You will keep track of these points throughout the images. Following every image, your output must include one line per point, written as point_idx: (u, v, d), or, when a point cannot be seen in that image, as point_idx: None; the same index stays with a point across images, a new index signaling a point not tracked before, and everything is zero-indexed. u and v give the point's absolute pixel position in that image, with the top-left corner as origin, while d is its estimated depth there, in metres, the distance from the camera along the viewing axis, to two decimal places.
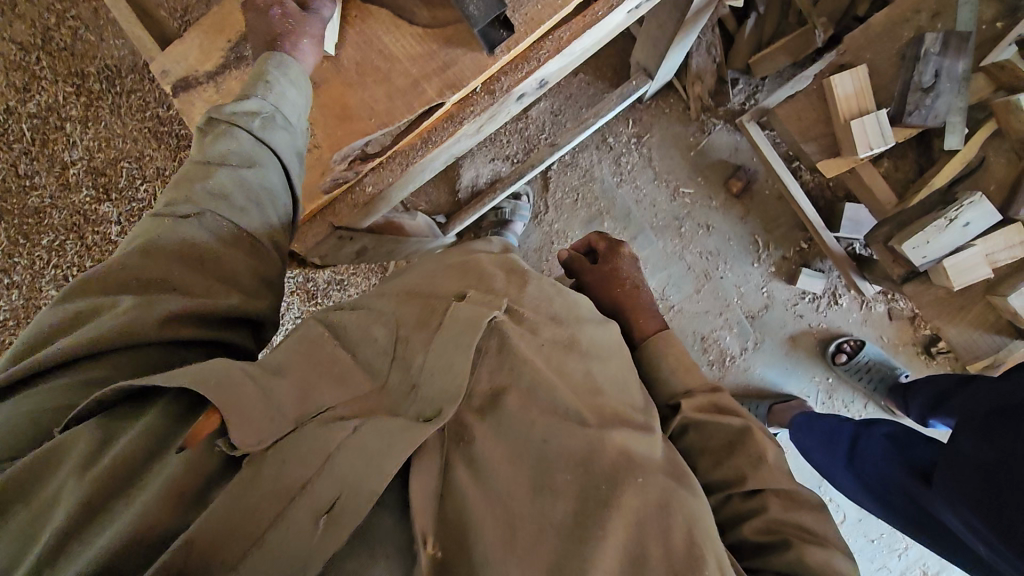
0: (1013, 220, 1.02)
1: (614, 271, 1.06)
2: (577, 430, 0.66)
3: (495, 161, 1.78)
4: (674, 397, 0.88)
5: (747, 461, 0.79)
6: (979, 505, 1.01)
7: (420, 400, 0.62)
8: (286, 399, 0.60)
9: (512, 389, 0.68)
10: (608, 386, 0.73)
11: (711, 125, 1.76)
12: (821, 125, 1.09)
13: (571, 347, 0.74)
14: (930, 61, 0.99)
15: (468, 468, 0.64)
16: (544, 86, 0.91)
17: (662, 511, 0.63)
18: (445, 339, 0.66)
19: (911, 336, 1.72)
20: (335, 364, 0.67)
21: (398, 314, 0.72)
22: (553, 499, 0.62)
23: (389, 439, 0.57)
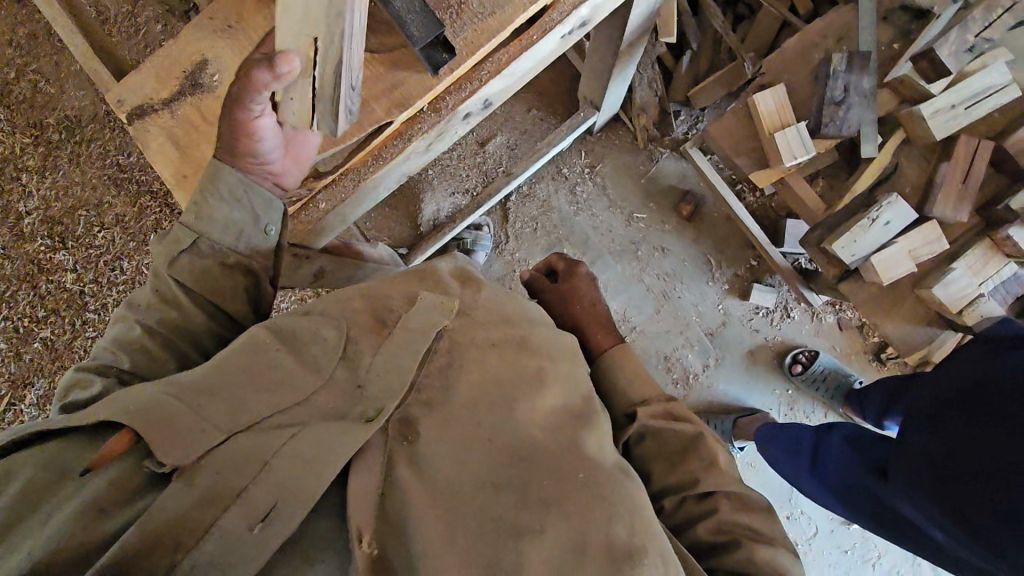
0: (928, 217, 1.12)
1: (576, 289, 1.05)
2: (519, 429, 0.67)
3: (455, 195, 1.85)
4: (631, 406, 0.88)
5: (701, 466, 0.80)
6: (937, 497, 1.03)
7: (365, 399, 0.64)
8: (218, 411, 0.60)
9: (460, 381, 0.68)
10: (552, 377, 0.74)
11: (659, 154, 1.87)
12: (750, 140, 1.18)
13: (523, 346, 0.75)
14: (838, 77, 1.10)
15: (410, 466, 0.62)
16: (488, 105, 0.97)
17: (592, 509, 0.64)
18: (393, 346, 0.68)
19: (861, 344, 1.79)
20: (274, 371, 0.65)
21: (351, 318, 0.71)
22: (495, 496, 0.62)
23: (331, 442, 0.60)
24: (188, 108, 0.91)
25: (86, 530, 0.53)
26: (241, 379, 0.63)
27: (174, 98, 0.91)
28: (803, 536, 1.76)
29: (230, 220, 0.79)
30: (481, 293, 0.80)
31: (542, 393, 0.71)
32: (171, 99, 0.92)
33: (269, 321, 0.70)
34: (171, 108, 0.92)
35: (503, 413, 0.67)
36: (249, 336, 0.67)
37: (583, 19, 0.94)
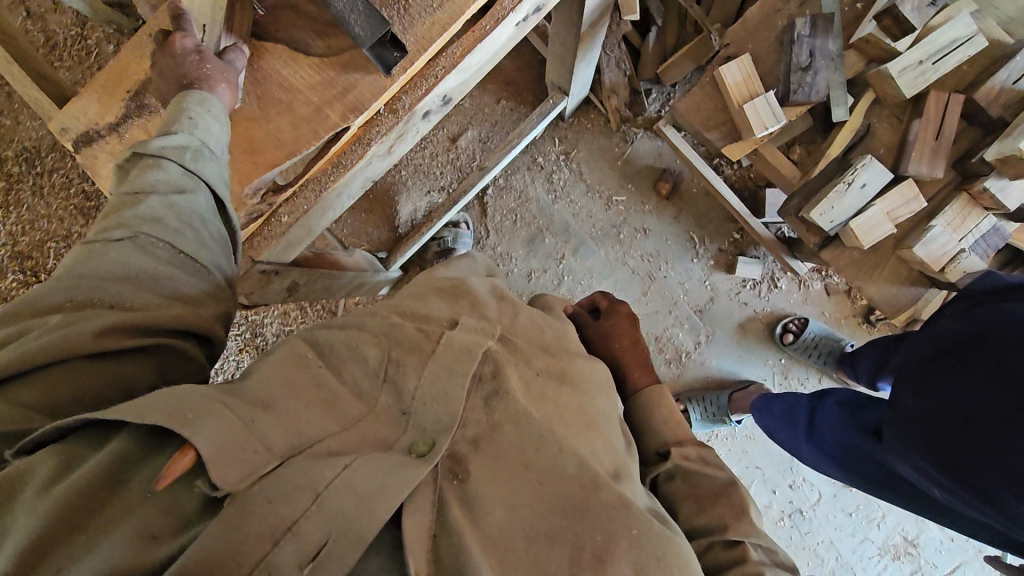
0: (904, 176, 1.10)
1: (617, 327, 0.97)
2: (575, 466, 0.60)
3: (430, 194, 1.82)
4: (664, 444, 0.83)
5: (730, 511, 0.74)
6: (926, 451, 1.04)
7: (414, 428, 0.59)
8: (272, 431, 0.53)
9: (505, 417, 0.61)
10: (601, 423, 0.68)
11: (633, 135, 1.85)
12: (720, 113, 1.16)
13: (564, 378, 0.69)
14: (803, 42, 1.07)
15: (463, 508, 0.56)
16: (447, 102, 0.95)
17: (654, 561, 0.56)
18: (437, 367, 0.62)
19: (850, 308, 1.79)
20: (319, 389, 0.59)
21: (393, 333, 0.65)
22: (551, 546, 0.55)
23: (392, 477, 0.52)
24: (135, 131, 0.88)
25: (141, 552, 0.47)
26: (276, 389, 0.57)
27: (120, 121, 0.88)
28: (806, 502, 1.77)
29: (170, 178, 0.72)
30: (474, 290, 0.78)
31: (587, 433, 0.65)
32: (117, 122, 0.88)
33: (305, 333, 0.65)
34: (118, 132, 0.88)
35: (548, 450, 0.60)
36: (289, 348, 0.62)
37: (537, 5, 0.92)
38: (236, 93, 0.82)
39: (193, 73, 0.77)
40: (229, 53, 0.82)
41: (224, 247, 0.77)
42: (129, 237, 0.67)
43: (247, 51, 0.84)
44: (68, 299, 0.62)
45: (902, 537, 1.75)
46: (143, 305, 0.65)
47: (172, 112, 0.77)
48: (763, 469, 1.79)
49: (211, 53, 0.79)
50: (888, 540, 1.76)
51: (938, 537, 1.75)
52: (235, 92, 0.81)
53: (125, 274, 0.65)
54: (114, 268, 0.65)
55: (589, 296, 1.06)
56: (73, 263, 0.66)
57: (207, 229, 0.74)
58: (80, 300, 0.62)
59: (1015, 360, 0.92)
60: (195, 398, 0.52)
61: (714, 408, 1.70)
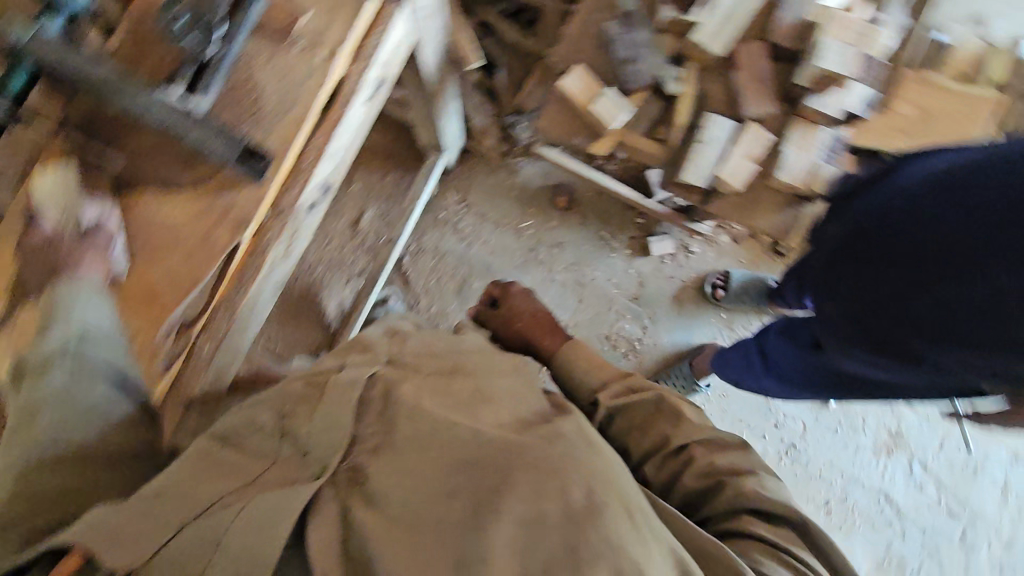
0: (746, 119, 1.25)
1: (514, 310, 1.15)
2: (468, 433, 0.67)
3: (350, 281, 1.84)
4: (592, 393, 0.94)
5: (668, 422, 0.87)
6: (860, 341, 1.12)
7: (312, 461, 0.68)
8: (176, 508, 0.65)
9: (398, 418, 0.70)
10: (499, 394, 0.75)
11: (517, 164, 1.96)
12: (576, 119, 1.27)
13: (454, 372, 0.79)
14: (620, 40, 1.22)
15: (366, 504, 0.64)
16: (328, 189, 0.99)
17: (551, 477, 0.63)
18: (328, 405, 0.71)
19: (761, 248, 1.92)
20: (222, 465, 0.70)
21: (284, 392, 0.75)
22: (450, 501, 0.62)
23: (283, 504, 0.62)
24: None
25: None
26: (188, 486, 0.67)
27: None
28: (796, 434, 1.84)
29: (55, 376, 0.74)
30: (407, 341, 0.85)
31: (483, 404, 0.73)
32: None
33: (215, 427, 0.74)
34: None
35: (440, 426, 0.68)
36: (199, 447, 0.71)
37: (378, 80, 1.00)
38: (111, 267, 0.85)
39: (62, 261, 0.81)
40: (94, 226, 0.84)
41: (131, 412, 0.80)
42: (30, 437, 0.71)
43: (117, 213, 0.87)
44: None
45: (889, 432, 1.84)
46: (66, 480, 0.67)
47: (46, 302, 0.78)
48: (747, 420, 1.85)
49: (72, 236, 0.82)
50: (878, 440, 1.84)
51: (917, 419, 1.84)
52: (108, 268, 0.84)
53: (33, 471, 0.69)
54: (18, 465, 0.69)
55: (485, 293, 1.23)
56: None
57: (111, 407, 0.77)
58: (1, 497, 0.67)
59: (898, 236, 1.02)
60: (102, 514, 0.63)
61: (681, 380, 1.77)
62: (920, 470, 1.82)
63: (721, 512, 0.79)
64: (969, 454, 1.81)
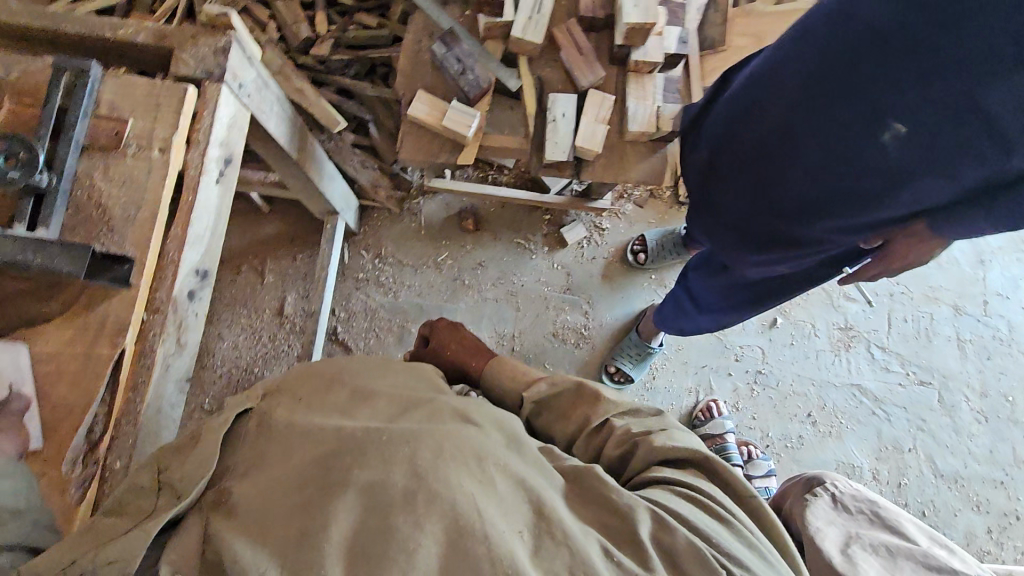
0: (586, 90, 1.32)
1: (441, 340, 1.06)
2: (331, 430, 0.73)
3: (291, 368, 1.82)
4: (514, 394, 0.94)
5: (588, 403, 0.88)
6: (750, 242, 1.15)
7: (169, 483, 0.71)
8: (31, 569, 0.64)
9: (272, 434, 0.76)
10: (378, 388, 0.83)
11: (417, 205, 2.01)
12: (435, 140, 1.33)
13: (334, 384, 0.84)
14: (447, 56, 1.31)
15: (226, 514, 0.68)
16: (206, 274, 1.00)
17: (400, 446, 0.69)
18: (204, 445, 0.74)
19: (665, 204, 2.00)
20: (92, 527, 0.69)
21: (158, 454, 0.75)
22: (303, 490, 0.68)
23: (143, 537, 0.65)
24: None
25: None
26: (57, 548, 0.67)
27: None
28: (758, 362, 1.88)
29: None
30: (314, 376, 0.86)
31: (359, 404, 0.80)
32: None
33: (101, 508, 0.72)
34: None
35: (308, 428, 0.74)
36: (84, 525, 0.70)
37: (223, 159, 1.03)
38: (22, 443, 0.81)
39: None
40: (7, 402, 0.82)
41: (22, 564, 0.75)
42: None
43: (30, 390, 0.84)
44: None
45: (839, 329, 1.91)
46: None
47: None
48: (709, 365, 1.87)
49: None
50: (833, 339, 1.90)
51: (861, 307, 1.92)
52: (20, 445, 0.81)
53: None
54: None
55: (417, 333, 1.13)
56: None
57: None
58: None
59: (740, 138, 1.02)
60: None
61: (634, 348, 1.80)
62: (880, 353, 1.89)
63: (636, 473, 0.81)
64: (911, 322, 1.91)
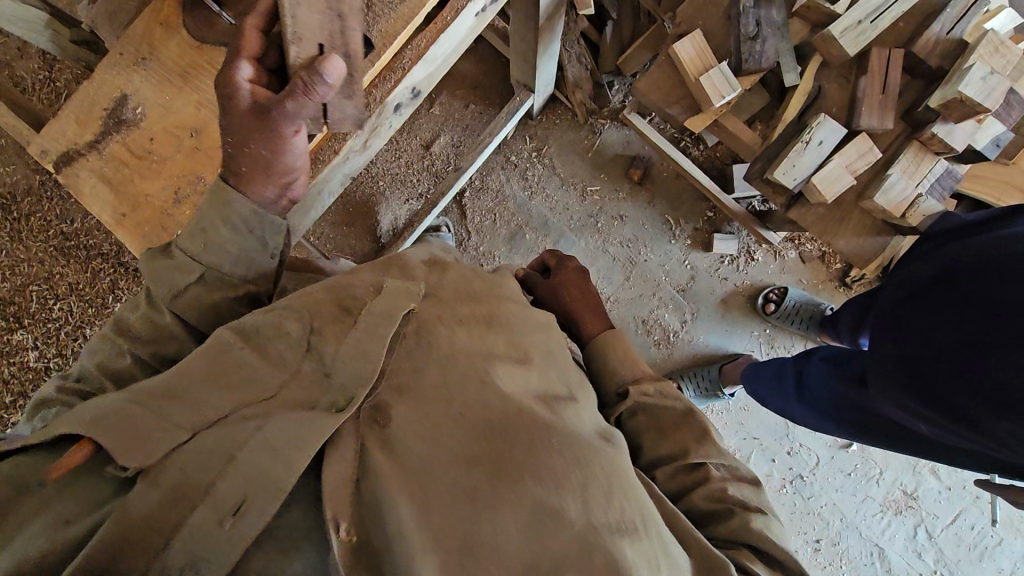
0: (858, 130, 1.15)
1: (567, 281, 1.05)
2: (497, 399, 0.62)
3: (409, 201, 1.85)
4: (622, 384, 0.88)
5: (692, 436, 0.79)
6: (916, 390, 1.09)
7: (334, 387, 0.62)
8: (177, 410, 0.59)
9: (429, 360, 0.65)
10: (536, 354, 0.72)
11: (600, 126, 1.90)
12: (679, 88, 1.21)
13: (490, 323, 0.72)
14: (748, 13, 1.13)
15: (384, 450, 0.59)
16: (417, 94, 0.98)
17: (576, 467, 0.59)
18: (361, 333, 0.65)
19: (826, 273, 1.84)
20: (242, 371, 0.63)
21: (312, 311, 0.68)
22: (470, 469, 0.58)
23: (301, 431, 0.57)
24: (116, 147, 0.90)
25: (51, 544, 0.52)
26: (200, 384, 0.61)
27: (99, 139, 0.90)
28: (805, 467, 1.81)
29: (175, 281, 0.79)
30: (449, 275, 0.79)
31: (521, 367, 0.68)
32: (96, 141, 0.90)
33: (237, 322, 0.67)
34: (98, 150, 0.90)
35: (472, 381, 0.64)
36: (217, 339, 0.64)
37: None
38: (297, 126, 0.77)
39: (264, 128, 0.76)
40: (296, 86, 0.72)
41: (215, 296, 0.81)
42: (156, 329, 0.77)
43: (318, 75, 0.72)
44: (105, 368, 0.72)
45: (902, 492, 1.79)
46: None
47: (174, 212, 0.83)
48: (760, 440, 1.82)
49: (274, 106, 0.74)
50: (889, 495, 1.79)
51: (937, 487, 1.79)
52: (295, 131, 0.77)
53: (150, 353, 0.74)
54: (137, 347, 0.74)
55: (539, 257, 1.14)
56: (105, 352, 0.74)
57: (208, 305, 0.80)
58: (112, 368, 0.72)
59: (999, 290, 0.96)
60: (110, 404, 0.58)
61: (706, 383, 1.75)
62: (923, 537, 1.77)
63: (720, 539, 0.73)
64: (975, 531, 1.77)
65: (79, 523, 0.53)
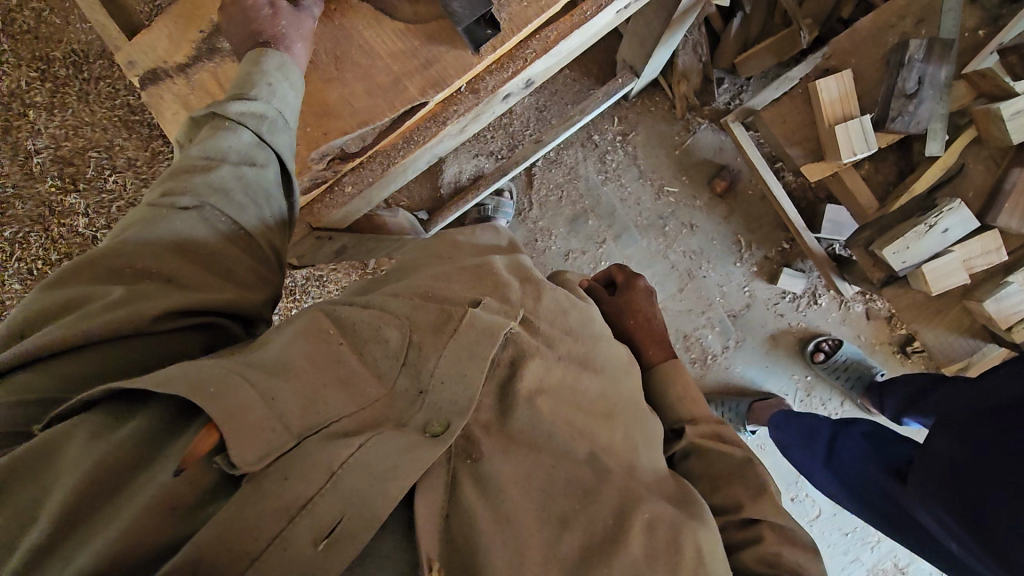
0: (990, 226, 1.07)
1: (632, 302, 1.08)
2: (586, 455, 0.71)
3: (478, 158, 1.76)
4: (678, 421, 0.96)
5: (746, 491, 0.84)
6: (952, 503, 1.06)
7: (427, 408, 0.67)
8: (290, 409, 0.60)
9: (519, 401, 0.71)
10: (619, 409, 0.79)
11: (696, 125, 1.76)
12: (806, 129, 1.11)
13: (586, 364, 0.80)
14: (914, 66, 1.00)
15: (475, 485, 0.66)
16: (529, 86, 0.89)
17: (665, 549, 0.67)
18: (458, 348, 0.70)
19: (887, 335, 1.75)
20: (342, 366, 0.67)
21: (413, 318, 0.73)
22: (562, 529, 0.66)
23: (399, 465, 0.59)
24: (205, 75, 0.85)
25: (157, 523, 0.51)
26: (315, 381, 0.64)
27: (190, 63, 0.85)
28: (805, 517, 1.80)
29: (242, 174, 0.71)
30: (541, 300, 0.83)
31: (606, 422, 0.76)
32: (187, 64, 0.85)
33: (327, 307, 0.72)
34: (187, 74, 0.85)
35: (564, 437, 0.71)
36: (308, 319, 0.69)
37: None
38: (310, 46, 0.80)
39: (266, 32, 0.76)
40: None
41: (278, 222, 0.77)
42: (195, 208, 0.68)
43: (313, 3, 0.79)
44: (129, 268, 0.64)
45: (893, 563, 1.79)
46: (197, 241, 0.67)
47: (245, 69, 0.75)
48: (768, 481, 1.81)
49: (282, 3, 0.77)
50: (879, 563, 1.79)
51: (929, 569, 1.78)
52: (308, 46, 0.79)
53: (182, 246, 0.66)
54: (165, 236, 0.65)
55: (605, 271, 1.17)
56: (133, 225, 0.66)
57: (270, 207, 0.74)
58: (140, 270, 0.64)
59: None
60: (219, 369, 0.58)
61: (731, 414, 1.71)
62: None
63: None
64: None
65: (186, 512, 0.53)
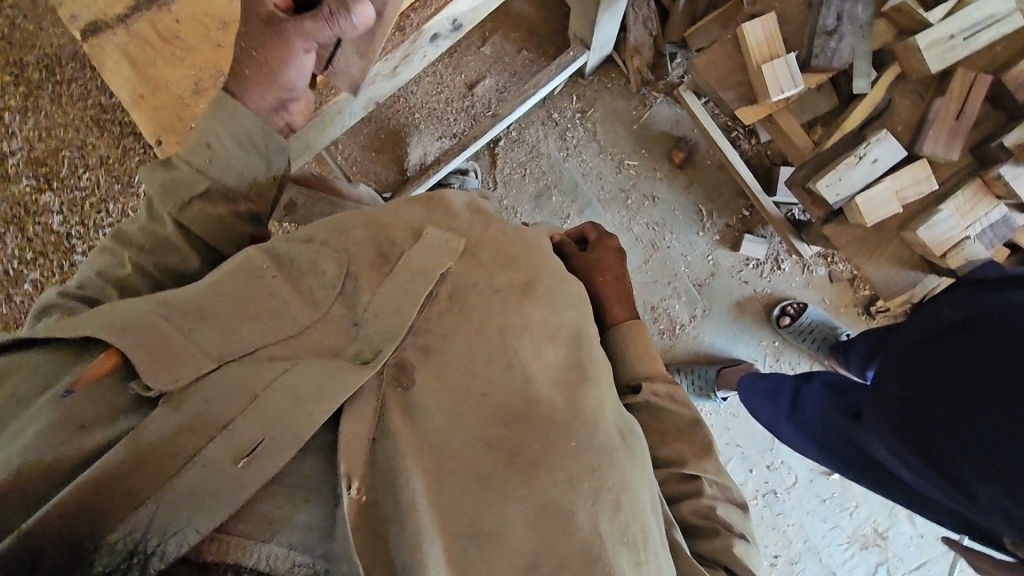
0: (918, 155, 1.14)
1: (601, 261, 1.04)
2: (519, 386, 0.72)
3: (441, 140, 1.80)
4: (634, 379, 0.94)
5: (689, 447, 0.89)
6: (905, 434, 1.06)
7: (363, 339, 0.69)
8: (202, 334, 0.63)
9: (457, 333, 0.73)
10: (562, 335, 0.79)
11: (652, 99, 1.82)
12: (737, 74, 1.17)
13: (527, 292, 0.79)
14: (831, 5, 1.05)
15: (401, 411, 0.67)
16: (458, 28, 0.95)
17: (590, 474, 0.68)
18: (392, 285, 0.73)
19: (851, 298, 1.78)
20: (268, 300, 0.69)
21: (352, 253, 0.76)
22: (488, 452, 0.67)
23: (332, 383, 0.62)
24: (143, 25, 0.89)
25: (61, 443, 0.54)
26: (232, 311, 0.66)
27: (130, 14, 0.89)
28: (782, 484, 1.79)
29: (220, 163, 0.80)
30: (491, 230, 0.84)
31: (548, 343, 0.77)
32: (126, 15, 0.89)
33: (266, 247, 0.75)
34: (126, 25, 0.89)
35: (494, 364, 0.72)
36: (243, 258, 0.72)
37: None
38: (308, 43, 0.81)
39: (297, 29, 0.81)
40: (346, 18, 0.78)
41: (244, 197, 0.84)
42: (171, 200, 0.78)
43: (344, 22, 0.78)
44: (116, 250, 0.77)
45: (873, 528, 1.78)
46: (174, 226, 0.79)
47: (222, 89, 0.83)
48: (743, 448, 1.80)
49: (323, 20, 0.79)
50: (859, 528, 1.78)
51: (909, 531, 1.78)
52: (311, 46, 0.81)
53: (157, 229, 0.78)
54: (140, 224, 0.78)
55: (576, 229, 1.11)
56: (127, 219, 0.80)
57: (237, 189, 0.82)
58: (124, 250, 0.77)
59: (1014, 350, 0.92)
60: (139, 313, 0.61)
61: (702, 382, 1.71)
62: None
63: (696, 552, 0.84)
64: None
65: (95, 436, 0.56)
